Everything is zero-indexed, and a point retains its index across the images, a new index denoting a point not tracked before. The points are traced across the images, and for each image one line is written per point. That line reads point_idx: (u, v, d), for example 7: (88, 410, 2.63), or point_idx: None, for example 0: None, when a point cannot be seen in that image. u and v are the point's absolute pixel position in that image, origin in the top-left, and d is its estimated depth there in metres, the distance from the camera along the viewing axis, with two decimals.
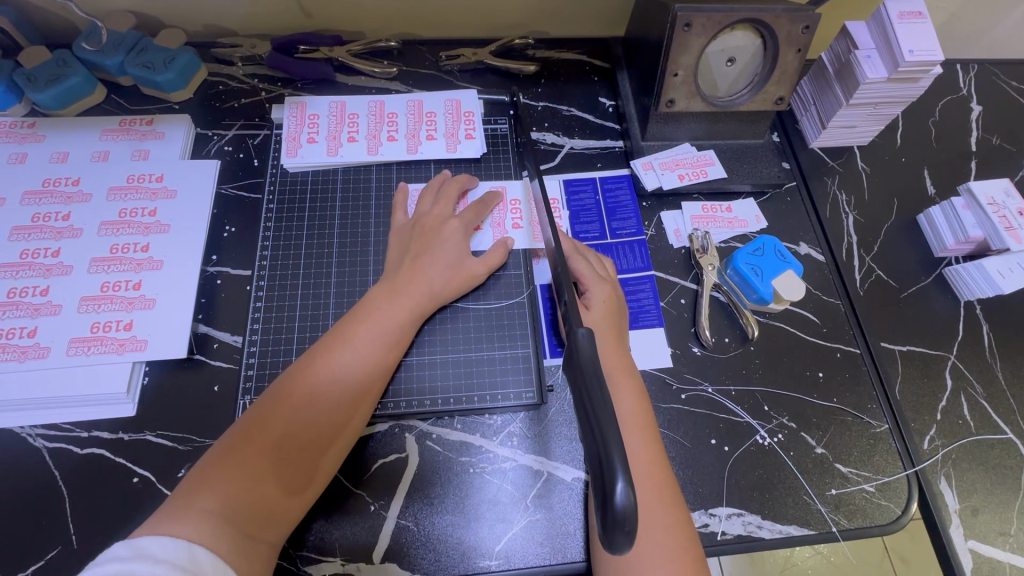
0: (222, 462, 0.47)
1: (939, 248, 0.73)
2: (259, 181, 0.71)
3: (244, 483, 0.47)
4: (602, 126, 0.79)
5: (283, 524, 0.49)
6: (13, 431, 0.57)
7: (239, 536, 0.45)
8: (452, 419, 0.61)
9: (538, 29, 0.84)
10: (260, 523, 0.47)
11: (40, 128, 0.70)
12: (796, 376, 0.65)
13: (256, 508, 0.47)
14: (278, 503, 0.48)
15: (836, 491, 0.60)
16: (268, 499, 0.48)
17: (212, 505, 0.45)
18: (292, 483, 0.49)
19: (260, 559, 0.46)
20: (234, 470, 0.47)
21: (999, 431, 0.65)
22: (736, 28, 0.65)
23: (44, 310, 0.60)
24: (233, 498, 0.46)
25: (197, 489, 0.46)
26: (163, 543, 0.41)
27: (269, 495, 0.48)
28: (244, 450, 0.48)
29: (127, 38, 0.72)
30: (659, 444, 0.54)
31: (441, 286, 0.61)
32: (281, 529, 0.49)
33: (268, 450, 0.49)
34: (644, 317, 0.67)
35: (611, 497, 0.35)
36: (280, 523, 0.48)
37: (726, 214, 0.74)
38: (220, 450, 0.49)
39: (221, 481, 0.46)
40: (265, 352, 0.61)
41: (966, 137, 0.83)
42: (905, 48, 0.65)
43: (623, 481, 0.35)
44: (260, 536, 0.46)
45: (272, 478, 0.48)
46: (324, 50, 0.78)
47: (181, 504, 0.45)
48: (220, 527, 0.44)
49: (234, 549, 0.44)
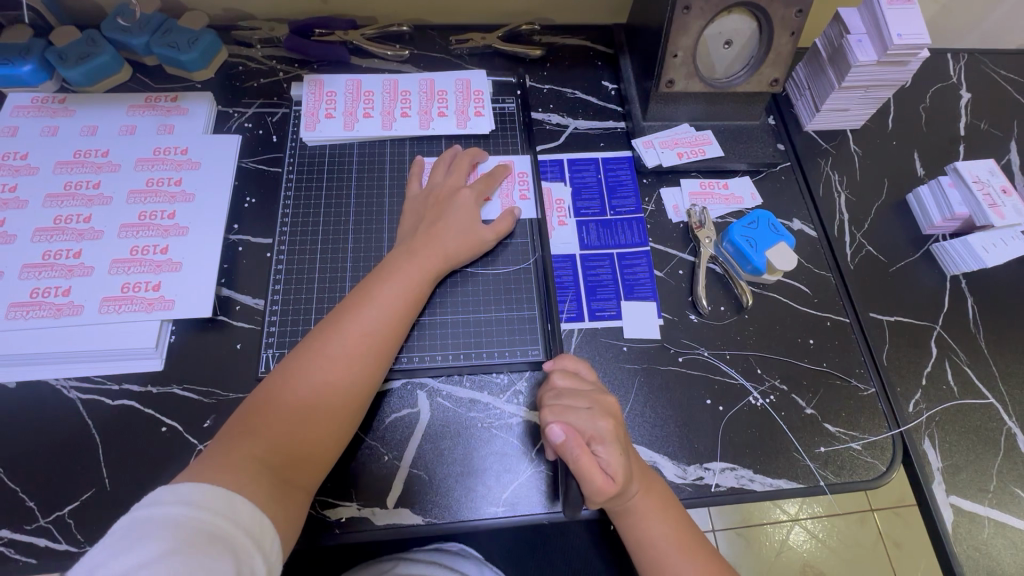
0: (260, 414, 0.52)
1: (926, 225, 0.76)
2: (279, 155, 0.75)
3: (281, 429, 0.51)
4: (605, 108, 0.83)
5: (315, 470, 0.52)
6: (49, 383, 0.60)
7: (276, 482, 0.48)
8: (461, 377, 0.64)
9: (544, 16, 0.88)
10: (295, 469, 0.51)
11: (71, 103, 0.73)
12: (787, 342, 0.69)
13: (292, 451, 0.51)
14: (312, 449, 0.52)
15: (824, 449, 0.63)
16: (303, 444, 0.52)
17: (252, 452, 0.49)
18: (324, 432, 0.53)
19: (296, 500, 0.50)
20: (271, 421, 0.51)
21: (982, 396, 0.68)
22: (733, 11, 0.69)
23: (78, 271, 0.63)
24: (270, 447, 0.50)
25: (238, 438, 0.50)
26: (199, 488, 0.44)
27: (304, 441, 0.52)
28: (279, 403, 0.52)
29: (153, 19, 0.76)
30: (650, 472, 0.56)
31: (454, 249, 0.65)
32: (315, 475, 0.52)
33: (301, 401, 0.53)
34: (639, 288, 0.70)
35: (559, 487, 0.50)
36: (313, 469, 0.52)
37: (723, 190, 0.77)
38: (258, 403, 0.53)
39: (259, 432, 0.50)
40: (286, 312, 0.65)
41: (955, 122, 0.87)
42: (894, 32, 0.68)
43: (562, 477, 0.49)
44: (295, 479, 0.50)
45: (306, 426, 0.52)
46: (339, 33, 0.82)
47: (223, 451, 0.49)
48: (257, 474, 0.48)
49: (270, 494, 0.47)
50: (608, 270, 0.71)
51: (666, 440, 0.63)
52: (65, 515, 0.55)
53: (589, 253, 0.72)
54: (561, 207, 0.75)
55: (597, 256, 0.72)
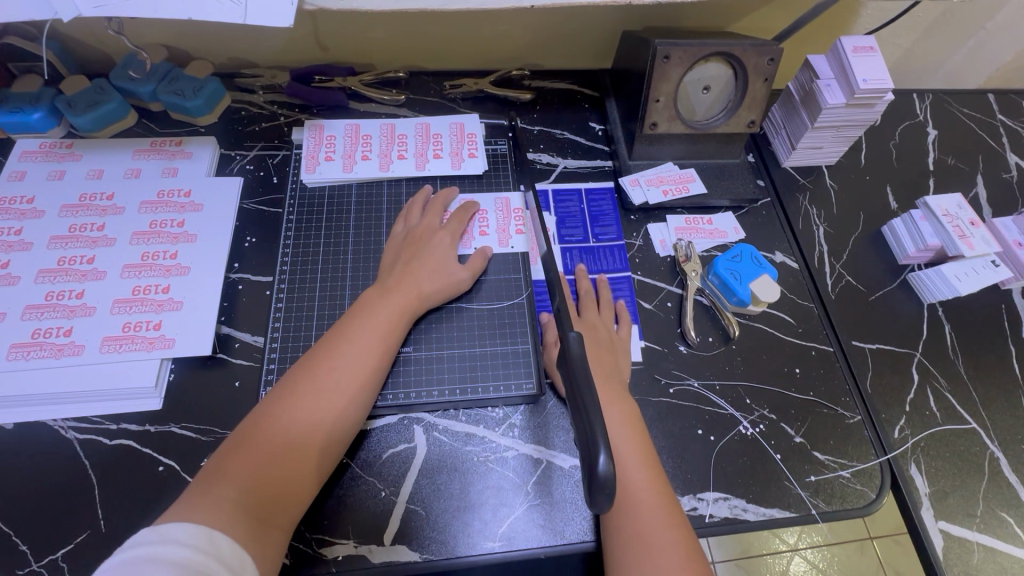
0: (237, 454, 0.52)
1: (902, 256, 0.79)
2: (278, 197, 0.77)
3: (256, 470, 0.51)
4: (593, 148, 0.87)
5: (293, 510, 0.52)
6: (47, 424, 0.61)
7: (255, 522, 0.48)
8: (458, 412, 0.65)
9: (533, 61, 0.93)
10: (274, 508, 0.51)
11: (77, 148, 0.76)
12: (775, 372, 0.71)
13: (267, 492, 0.50)
14: (288, 489, 0.52)
15: (814, 477, 0.65)
16: (278, 485, 0.51)
17: (229, 493, 0.49)
18: (301, 469, 0.53)
19: (273, 543, 0.49)
20: (249, 460, 0.51)
21: (965, 422, 0.69)
22: (711, 60, 0.73)
23: (79, 311, 0.65)
24: (250, 488, 0.50)
25: (218, 475, 0.50)
26: (186, 529, 0.45)
27: (280, 482, 0.52)
28: (256, 441, 0.53)
29: (160, 68, 0.80)
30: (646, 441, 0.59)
31: (431, 287, 0.67)
32: (294, 514, 0.52)
33: (279, 440, 0.53)
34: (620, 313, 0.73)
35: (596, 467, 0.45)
36: (290, 509, 0.52)
37: (707, 225, 0.80)
38: (235, 443, 0.53)
39: (237, 471, 0.50)
40: (286, 347, 0.66)
41: (924, 157, 0.92)
42: (859, 77, 0.73)
43: (605, 455, 0.45)
44: (272, 522, 0.50)
45: (279, 466, 0.52)
46: (338, 80, 0.86)
47: (201, 493, 0.49)
48: (237, 514, 0.48)
49: (251, 535, 0.48)
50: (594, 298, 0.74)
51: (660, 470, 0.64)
52: (59, 558, 0.55)
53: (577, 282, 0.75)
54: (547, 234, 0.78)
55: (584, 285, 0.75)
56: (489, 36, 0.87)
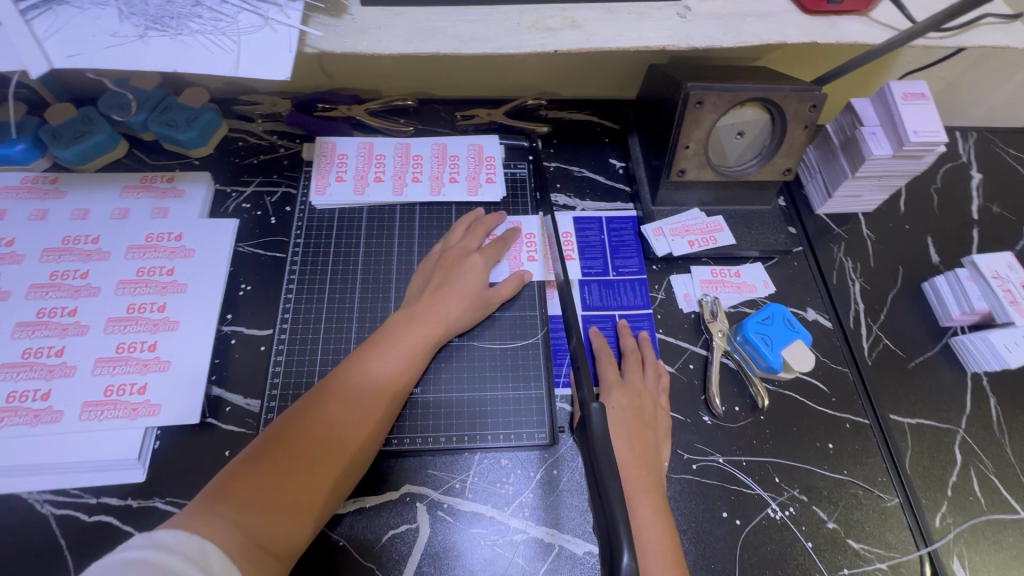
0: (246, 475, 0.48)
1: (945, 318, 0.74)
2: (277, 239, 0.72)
3: (263, 491, 0.47)
4: (613, 188, 0.81)
5: (296, 540, 0.48)
6: (21, 497, 0.56)
7: (256, 548, 0.44)
8: (463, 488, 0.60)
9: (551, 90, 0.87)
10: (274, 534, 0.46)
11: (62, 183, 0.71)
12: (807, 447, 0.66)
13: (271, 517, 0.47)
14: (294, 516, 0.48)
15: (848, 571, 0.60)
16: (284, 510, 0.48)
17: (231, 513, 0.45)
18: (309, 495, 0.50)
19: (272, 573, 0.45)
20: (257, 481, 0.48)
21: (1012, 510, 0.64)
22: (747, 105, 0.67)
23: (59, 371, 0.60)
24: (254, 509, 0.46)
25: (222, 493, 0.47)
26: (176, 535, 0.41)
27: (286, 506, 0.48)
28: (266, 461, 0.49)
29: (153, 96, 0.74)
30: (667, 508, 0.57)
31: (457, 315, 0.63)
32: (295, 543, 0.48)
33: (290, 462, 0.50)
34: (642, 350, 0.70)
35: (617, 569, 0.36)
36: (292, 538, 0.48)
37: (735, 278, 0.75)
38: (246, 461, 0.49)
39: (244, 492, 0.47)
40: (284, 405, 0.61)
41: (968, 204, 0.85)
42: (909, 128, 0.66)
43: (629, 555, 0.36)
44: (273, 550, 0.46)
45: (289, 488, 0.49)
46: (343, 109, 0.80)
47: (200, 512, 0.45)
48: (236, 535, 0.44)
49: (248, 559, 0.43)
50: (610, 333, 0.70)
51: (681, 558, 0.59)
52: None
53: (592, 314, 0.71)
54: (568, 240, 0.76)
55: (599, 318, 0.71)
56: (505, 65, 0.80)
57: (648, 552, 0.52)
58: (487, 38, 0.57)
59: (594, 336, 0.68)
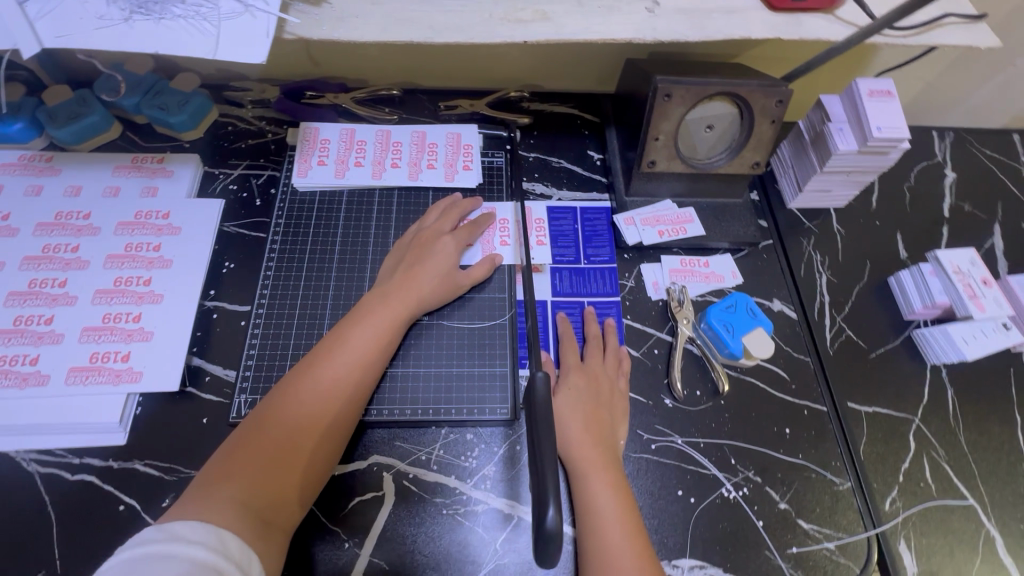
0: (236, 458, 0.51)
1: (907, 311, 0.76)
2: (260, 220, 0.75)
3: (258, 472, 0.50)
4: (590, 179, 0.83)
5: (293, 512, 0.52)
6: (9, 455, 0.59)
7: (259, 524, 0.48)
8: (428, 460, 0.63)
9: (533, 83, 0.89)
10: (275, 510, 0.50)
11: (57, 162, 0.74)
12: (764, 431, 0.68)
13: (270, 495, 0.50)
14: (290, 491, 0.52)
15: (796, 549, 0.62)
16: (280, 487, 0.51)
17: (234, 495, 0.48)
18: (302, 470, 0.53)
19: (278, 543, 0.49)
20: (251, 463, 0.51)
21: (961, 496, 0.66)
22: (715, 99, 0.69)
23: (47, 338, 0.63)
24: (253, 490, 0.49)
25: (219, 478, 0.49)
26: (192, 527, 0.44)
27: (281, 483, 0.51)
28: (257, 444, 0.52)
29: (145, 80, 0.77)
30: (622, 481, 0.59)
31: (428, 293, 0.66)
32: (294, 514, 0.52)
33: (278, 441, 0.53)
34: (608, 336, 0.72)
35: (544, 523, 0.38)
36: (291, 511, 0.52)
37: (703, 268, 0.77)
38: (238, 446, 0.52)
39: (239, 475, 0.50)
40: (258, 377, 0.64)
41: (939, 203, 0.87)
42: (873, 124, 0.68)
43: (554, 507, 0.38)
44: (275, 522, 0.50)
45: (282, 467, 0.52)
46: (329, 97, 0.82)
47: (200, 499, 0.47)
48: (240, 514, 0.47)
49: (257, 535, 0.47)
50: (577, 318, 0.72)
51: None
52: None
53: (561, 300, 0.74)
54: (543, 228, 0.78)
55: (568, 304, 0.73)
56: (487, 57, 0.83)
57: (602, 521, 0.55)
58: (460, 28, 0.59)
59: (560, 321, 0.71)
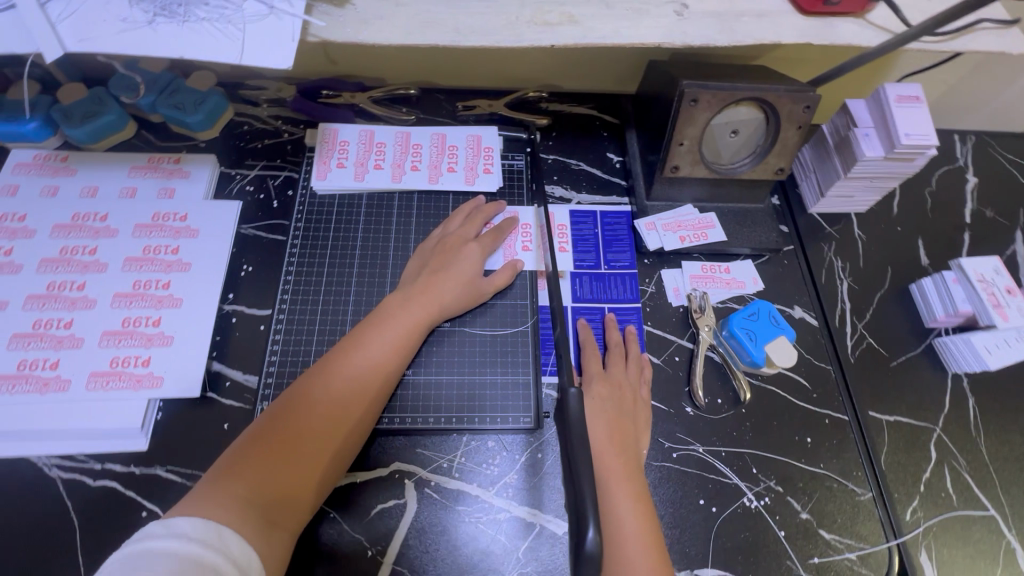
0: (246, 453, 0.51)
1: (930, 319, 0.75)
2: (278, 222, 0.74)
3: (267, 469, 0.50)
4: (609, 182, 0.82)
5: (300, 513, 0.51)
6: (30, 460, 0.59)
7: (262, 522, 0.47)
8: (450, 468, 0.63)
9: (552, 83, 0.88)
10: (280, 510, 0.49)
11: (72, 162, 0.73)
12: (785, 440, 0.67)
13: (277, 494, 0.49)
14: (297, 491, 0.51)
15: (818, 559, 0.62)
16: (287, 486, 0.50)
17: (239, 490, 0.48)
18: (310, 470, 0.52)
19: (281, 545, 0.48)
20: (260, 460, 0.50)
21: (982, 507, 0.66)
22: (742, 104, 0.68)
23: (67, 342, 0.63)
24: (259, 486, 0.49)
25: (228, 473, 0.49)
26: (194, 522, 0.44)
27: (290, 483, 0.51)
28: (267, 441, 0.51)
29: (161, 78, 0.75)
30: (645, 493, 0.59)
31: (449, 299, 0.65)
32: (301, 516, 0.51)
33: (288, 439, 0.52)
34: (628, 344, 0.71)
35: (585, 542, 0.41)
36: (297, 511, 0.51)
37: (724, 274, 0.76)
38: (248, 441, 0.51)
39: (247, 471, 0.49)
40: (280, 383, 0.64)
41: (961, 208, 0.86)
42: (902, 131, 0.67)
43: (594, 528, 0.41)
44: (281, 523, 0.49)
45: (291, 466, 0.51)
46: (346, 96, 0.81)
47: (208, 493, 0.47)
48: (243, 511, 0.46)
49: (258, 533, 0.46)
50: (598, 325, 0.72)
51: None
52: None
53: (581, 306, 0.73)
54: (564, 233, 0.77)
55: (589, 310, 0.73)
56: (507, 57, 0.81)
57: (624, 531, 0.55)
58: (486, 32, 0.58)
59: (581, 328, 0.70)
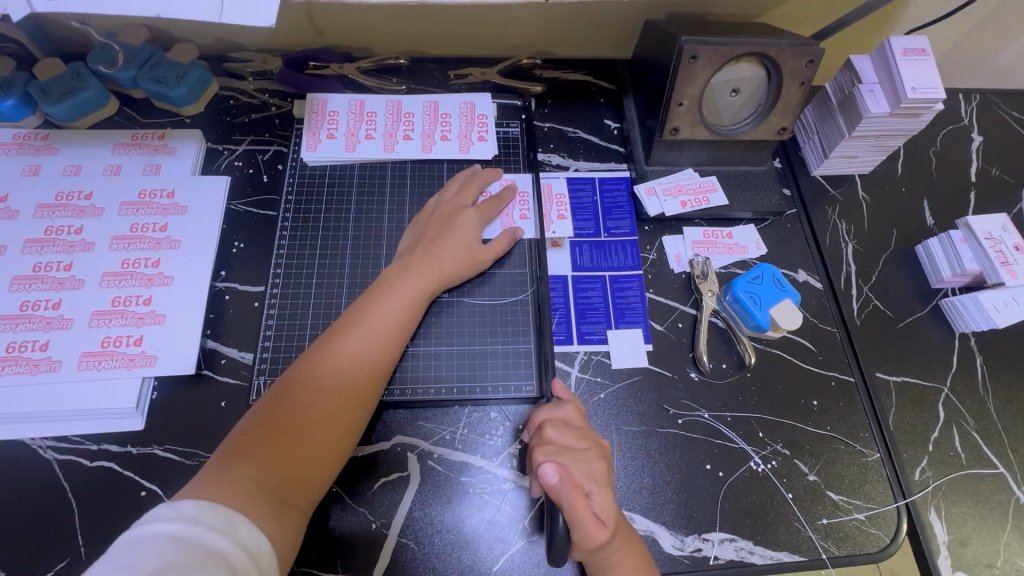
0: (252, 435, 0.50)
1: (936, 279, 0.74)
2: (269, 198, 0.72)
3: (274, 449, 0.49)
4: (607, 149, 0.80)
5: (312, 491, 0.51)
6: (24, 442, 0.58)
7: (272, 503, 0.47)
8: (452, 439, 0.62)
9: (546, 49, 0.85)
10: (291, 489, 0.49)
11: (53, 140, 0.71)
12: (791, 404, 0.66)
13: (285, 473, 0.49)
14: (307, 470, 0.50)
15: (826, 520, 0.62)
16: (297, 465, 0.50)
17: (248, 472, 0.47)
18: (320, 449, 0.52)
19: (293, 523, 0.48)
20: (266, 441, 0.50)
21: (990, 464, 0.65)
22: (742, 60, 0.66)
23: (57, 323, 0.61)
24: (268, 467, 0.48)
25: (235, 456, 0.49)
26: (204, 506, 0.43)
27: (298, 462, 0.50)
28: (272, 423, 0.51)
29: (141, 52, 0.73)
30: None
31: (450, 269, 0.64)
32: (313, 494, 0.51)
33: (294, 419, 0.51)
34: (630, 313, 0.70)
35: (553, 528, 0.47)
36: (309, 490, 0.50)
37: (726, 239, 0.75)
38: (254, 423, 0.51)
39: (254, 453, 0.49)
40: (276, 359, 0.62)
41: (966, 167, 0.84)
42: (907, 85, 0.65)
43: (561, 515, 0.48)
44: (291, 502, 0.49)
45: (298, 445, 0.50)
46: (334, 66, 0.79)
47: (216, 475, 0.47)
48: (252, 493, 0.46)
49: (268, 514, 0.46)
50: (599, 293, 0.71)
51: (665, 509, 0.61)
52: None
53: (581, 274, 0.72)
54: (562, 201, 0.75)
55: (589, 278, 0.71)
56: (498, 22, 0.79)
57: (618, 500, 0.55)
58: None
59: None
